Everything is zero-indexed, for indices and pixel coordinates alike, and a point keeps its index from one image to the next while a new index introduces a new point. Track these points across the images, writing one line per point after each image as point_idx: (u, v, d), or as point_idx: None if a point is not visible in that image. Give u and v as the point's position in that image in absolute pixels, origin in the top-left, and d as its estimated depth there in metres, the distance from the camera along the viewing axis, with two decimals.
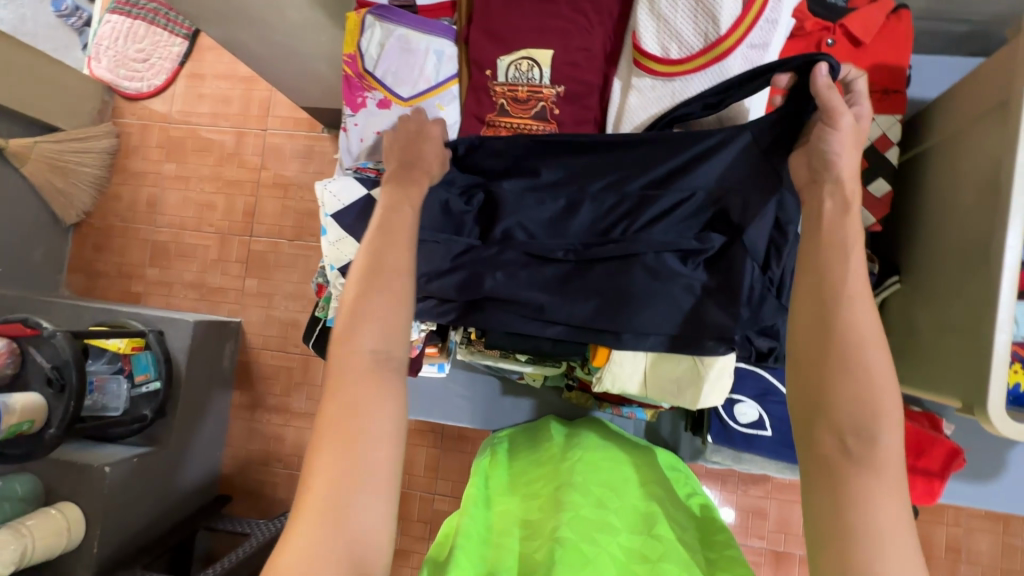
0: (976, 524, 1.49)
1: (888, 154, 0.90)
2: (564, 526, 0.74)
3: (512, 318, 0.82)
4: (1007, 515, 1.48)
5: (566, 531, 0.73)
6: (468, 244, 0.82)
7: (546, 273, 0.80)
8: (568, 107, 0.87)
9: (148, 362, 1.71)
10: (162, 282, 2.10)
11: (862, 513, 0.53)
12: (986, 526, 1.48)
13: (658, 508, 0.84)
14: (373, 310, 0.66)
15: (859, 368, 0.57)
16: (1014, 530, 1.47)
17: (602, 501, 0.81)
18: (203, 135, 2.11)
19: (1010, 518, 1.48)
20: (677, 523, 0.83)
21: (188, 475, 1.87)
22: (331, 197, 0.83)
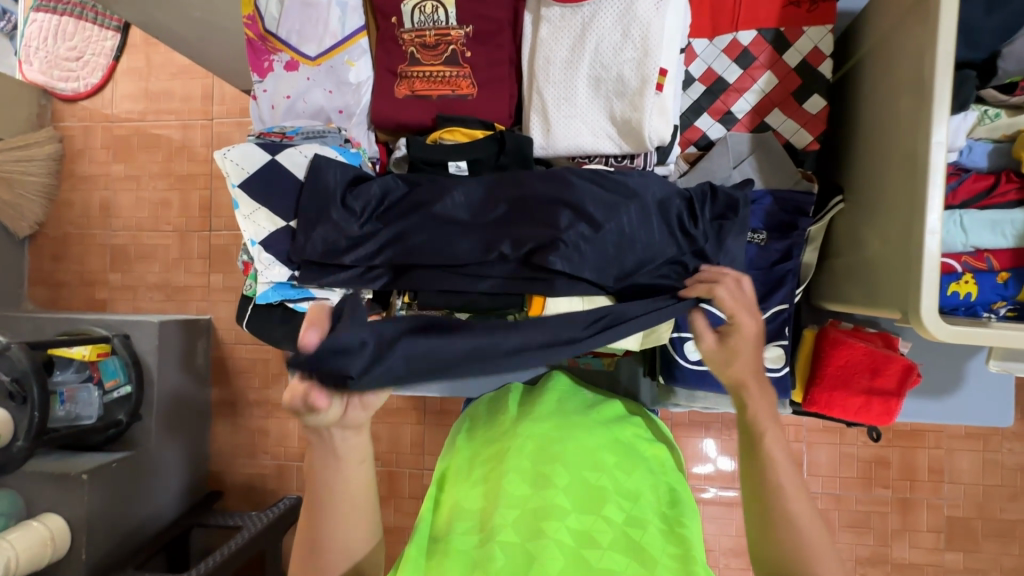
0: (958, 445, 1.49)
1: (821, 68, 0.86)
2: (511, 522, 0.66)
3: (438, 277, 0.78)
4: (987, 433, 1.48)
5: (511, 527, 0.65)
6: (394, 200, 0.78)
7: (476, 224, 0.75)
8: (481, 49, 0.83)
9: (116, 366, 1.68)
10: (126, 287, 2.06)
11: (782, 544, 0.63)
12: (968, 446, 1.48)
13: (612, 480, 0.73)
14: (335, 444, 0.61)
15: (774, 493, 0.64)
16: (995, 447, 1.47)
17: (550, 482, 0.71)
18: (149, 130, 2.03)
19: (991, 435, 1.48)
20: (630, 497, 0.73)
21: (175, 475, 1.86)
22: (234, 166, 0.80)
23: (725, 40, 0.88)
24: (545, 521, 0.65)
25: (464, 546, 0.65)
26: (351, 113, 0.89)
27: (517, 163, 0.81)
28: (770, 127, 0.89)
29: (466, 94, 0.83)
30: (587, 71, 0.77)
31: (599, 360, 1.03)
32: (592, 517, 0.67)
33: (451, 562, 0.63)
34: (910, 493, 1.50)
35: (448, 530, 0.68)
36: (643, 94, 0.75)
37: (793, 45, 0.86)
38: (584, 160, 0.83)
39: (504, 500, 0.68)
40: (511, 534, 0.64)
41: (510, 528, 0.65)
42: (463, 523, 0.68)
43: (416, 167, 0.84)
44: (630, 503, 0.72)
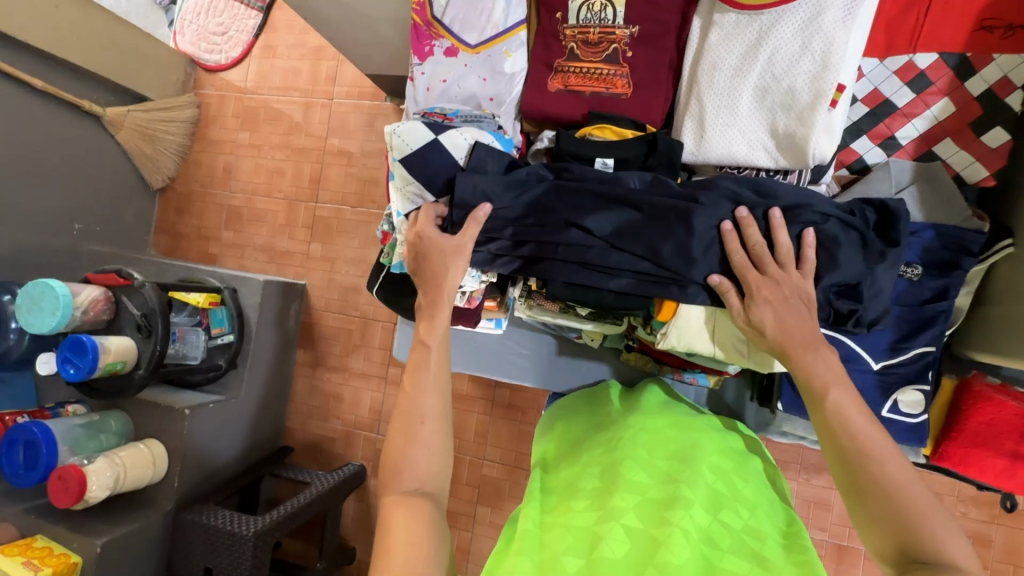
0: None
1: (1009, 99, 0.80)
2: (635, 507, 0.62)
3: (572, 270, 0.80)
4: None
5: (634, 512, 0.61)
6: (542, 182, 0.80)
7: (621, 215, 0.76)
8: (642, 49, 0.83)
9: (223, 316, 1.81)
10: (236, 245, 2.23)
11: (884, 495, 0.65)
12: None
13: (729, 486, 0.69)
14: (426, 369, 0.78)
15: (860, 455, 0.67)
16: None
17: (669, 475, 0.68)
18: (275, 105, 2.19)
19: None
20: (748, 505, 0.69)
21: (258, 423, 2.00)
22: (399, 141, 0.82)
23: (899, 61, 0.83)
24: (670, 508, 0.61)
25: (582, 523, 0.61)
26: (502, 101, 0.92)
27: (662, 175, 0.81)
28: (939, 158, 0.85)
29: (621, 93, 0.84)
30: (754, 81, 0.76)
31: (706, 376, 0.99)
32: (714, 514, 0.63)
33: (570, 536, 0.60)
34: None
35: (557, 514, 0.65)
36: (815, 108, 0.73)
37: (979, 72, 0.81)
38: (733, 171, 0.82)
39: (624, 482, 0.65)
40: (636, 518, 0.60)
41: (634, 512, 0.61)
42: (579, 504, 0.65)
43: (563, 159, 0.85)
44: (748, 511, 0.68)
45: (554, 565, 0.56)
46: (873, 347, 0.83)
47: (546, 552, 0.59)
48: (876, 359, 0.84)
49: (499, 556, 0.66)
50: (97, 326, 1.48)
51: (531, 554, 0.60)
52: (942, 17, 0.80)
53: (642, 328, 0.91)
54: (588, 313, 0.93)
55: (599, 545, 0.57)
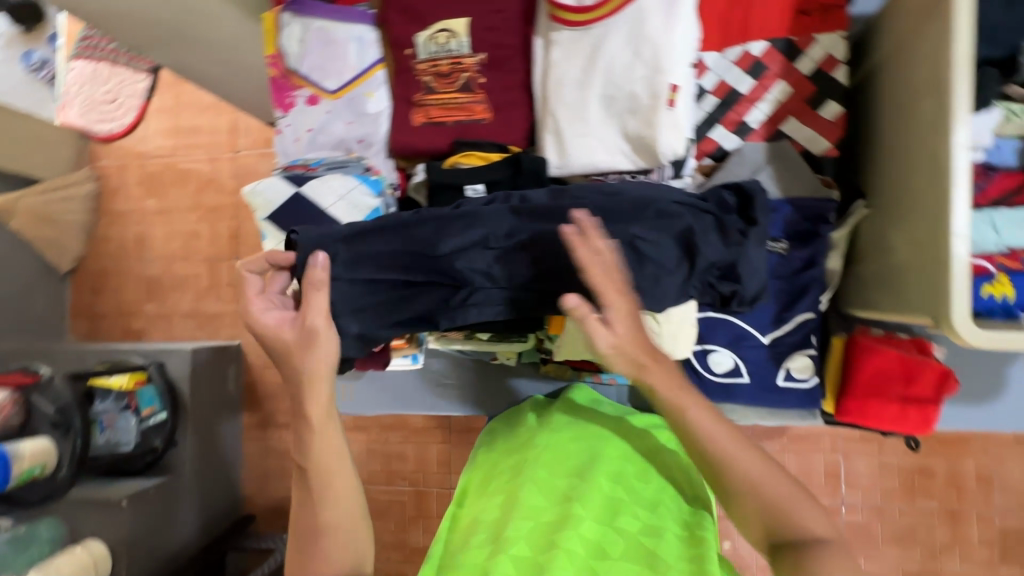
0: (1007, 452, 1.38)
1: (836, 74, 0.86)
2: (523, 536, 0.64)
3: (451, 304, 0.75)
4: None
5: (522, 541, 0.63)
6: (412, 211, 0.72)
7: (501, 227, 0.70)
8: (493, 74, 0.85)
9: (152, 394, 1.69)
10: (161, 315, 2.13)
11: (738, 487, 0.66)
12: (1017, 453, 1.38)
13: (628, 491, 0.71)
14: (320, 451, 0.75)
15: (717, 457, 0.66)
16: None
17: (566, 494, 0.70)
18: (179, 166, 2.12)
19: None
20: (649, 505, 0.71)
21: (212, 498, 1.91)
22: (262, 200, 0.82)
23: (735, 52, 0.89)
24: (558, 529, 0.63)
25: (473, 563, 0.63)
26: (371, 142, 0.92)
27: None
28: (786, 136, 0.89)
29: (481, 119, 0.85)
30: (598, 91, 0.79)
31: (624, 375, 1.01)
32: (606, 526, 0.65)
33: None
34: (958, 504, 1.39)
35: (459, 554, 0.67)
36: (655, 110, 0.76)
37: (805, 53, 0.87)
38: (600, 178, 0.84)
39: (519, 512, 0.67)
40: (526, 546, 0.62)
41: (521, 542, 0.63)
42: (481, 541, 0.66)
43: (435, 191, 0.86)
44: (648, 511, 0.70)
45: None
46: (759, 322, 0.87)
47: None
48: (765, 332, 0.88)
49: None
50: (7, 433, 1.31)
51: None
52: (765, 9, 0.87)
53: (548, 340, 0.92)
54: (491, 336, 0.93)
55: None
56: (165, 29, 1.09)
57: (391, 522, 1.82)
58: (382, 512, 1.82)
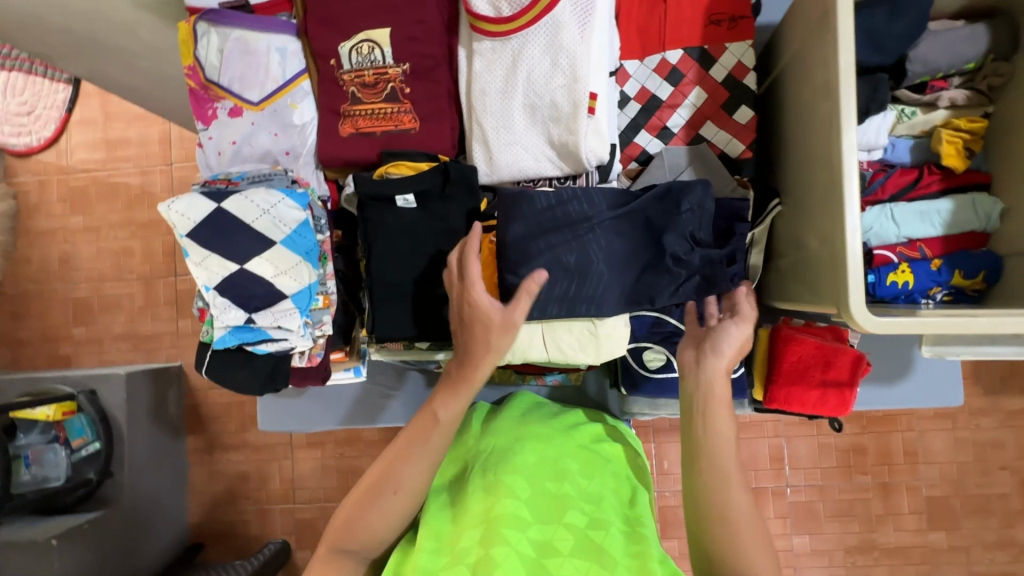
0: (929, 425, 1.49)
1: (747, 80, 0.91)
2: (475, 541, 0.64)
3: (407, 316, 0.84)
4: (956, 411, 1.48)
5: (476, 546, 0.64)
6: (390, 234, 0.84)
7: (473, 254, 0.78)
8: (418, 84, 0.85)
9: (83, 424, 1.63)
10: (92, 339, 2.01)
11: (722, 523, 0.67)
12: (937, 425, 1.48)
13: (571, 486, 0.73)
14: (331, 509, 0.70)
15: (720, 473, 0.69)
16: (965, 424, 1.47)
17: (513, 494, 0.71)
18: (107, 181, 2.00)
19: (959, 413, 1.48)
20: (593, 500, 0.73)
21: (150, 529, 1.80)
22: (179, 217, 0.78)
23: (654, 60, 0.93)
24: (505, 527, 0.64)
25: (428, 566, 0.62)
26: (298, 154, 0.90)
27: (455, 213, 0.84)
28: (705, 140, 0.93)
29: (409, 129, 0.85)
30: (521, 99, 0.80)
31: (566, 376, 1.03)
32: (553, 526, 0.67)
33: None
34: (889, 477, 1.49)
35: (449, 543, 0.66)
36: (577, 118, 0.78)
37: (718, 61, 0.91)
38: (529, 184, 0.86)
39: (472, 519, 0.68)
40: (477, 551, 0.63)
41: (475, 546, 0.63)
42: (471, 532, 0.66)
43: (365, 202, 0.85)
44: (593, 505, 0.71)
45: None
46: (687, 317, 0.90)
47: None
48: None
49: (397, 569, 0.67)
50: None
51: None
52: (678, 19, 0.92)
53: None
54: (429, 346, 0.92)
55: None
56: (75, 37, 1.01)
57: None
58: None
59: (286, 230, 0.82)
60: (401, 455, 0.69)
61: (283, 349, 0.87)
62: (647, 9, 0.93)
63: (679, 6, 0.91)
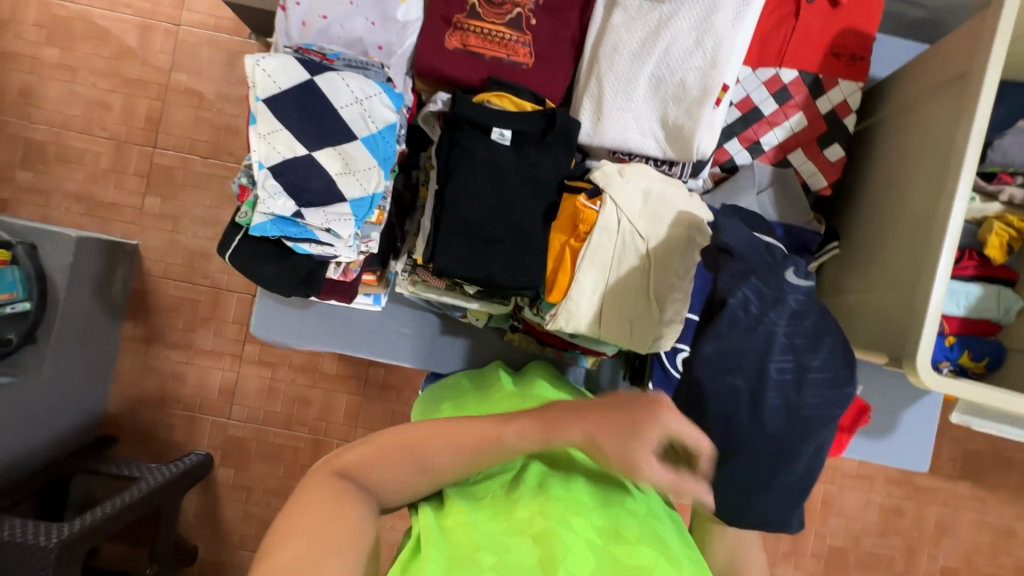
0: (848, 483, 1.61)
1: (846, 120, 0.92)
2: (539, 510, 0.63)
3: (466, 254, 0.80)
4: (874, 476, 1.61)
5: (540, 514, 0.62)
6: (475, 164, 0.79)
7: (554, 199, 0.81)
8: (546, 18, 0.80)
9: (15, 279, 1.38)
10: (36, 189, 1.75)
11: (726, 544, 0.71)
12: (855, 485, 1.61)
13: (622, 476, 0.73)
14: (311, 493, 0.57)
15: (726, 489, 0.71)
16: (877, 489, 1.61)
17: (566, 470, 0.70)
18: (96, 20, 1.71)
19: (877, 478, 1.61)
20: (641, 493, 0.73)
21: (62, 412, 1.60)
22: (264, 76, 0.70)
23: (767, 73, 0.92)
24: (570, 506, 0.63)
25: (489, 528, 0.61)
26: (392, 52, 0.82)
27: (548, 165, 0.80)
28: (791, 166, 0.94)
29: (522, 62, 0.80)
30: (651, 69, 0.77)
31: (585, 357, 1.02)
32: (616, 511, 0.66)
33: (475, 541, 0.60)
34: (802, 521, 1.60)
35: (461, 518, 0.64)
36: (702, 104, 0.76)
37: (826, 93, 0.92)
38: (625, 158, 0.83)
39: (530, 485, 0.67)
40: (542, 520, 0.61)
41: (539, 515, 0.62)
42: (487, 509, 0.65)
43: (457, 124, 0.79)
44: (645, 498, 0.71)
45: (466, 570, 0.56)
46: None
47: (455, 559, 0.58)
48: None
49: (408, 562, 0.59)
50: None
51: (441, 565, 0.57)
52: (804, 40, 0.91)
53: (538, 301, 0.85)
54: (475, 292, 0.89)
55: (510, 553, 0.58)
56: None
57: (282, 466, 1.76)
58: (272, 455, 1.77)
59: (371, 128, 0.74)
60: (441, 434, 0.61)
61: (325, 255, 0.81)
62: (774, 21, 0.92)
63: (810, 27, 0.90)
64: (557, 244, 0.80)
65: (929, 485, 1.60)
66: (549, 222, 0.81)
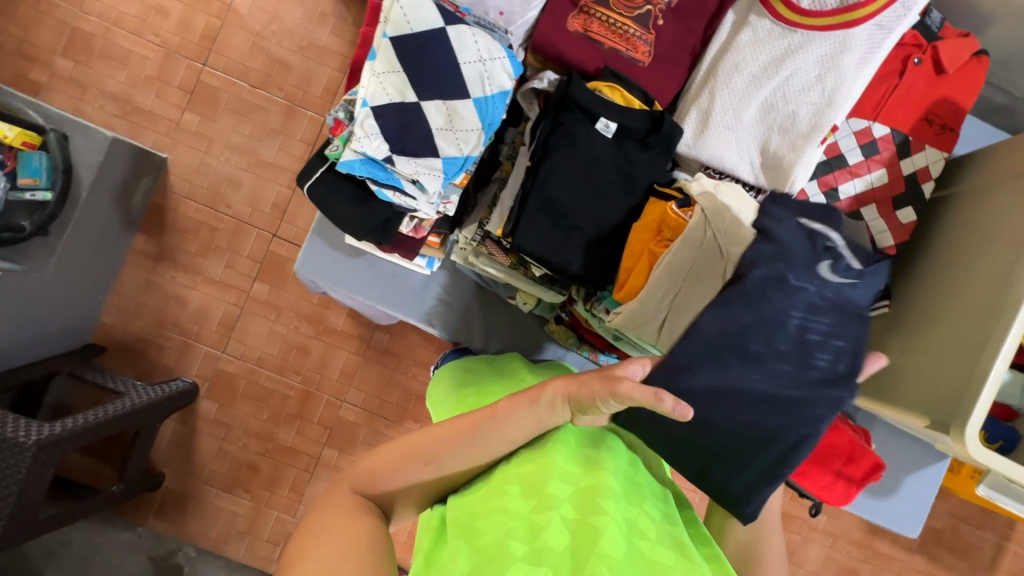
0: (815, 536, 1.64)
1: (925, 186, 0.94)
2: (566, 497, 0.57)
3: (540, 235, 0.79)
4: (841, 534, 1.65)
5: (569, 502, 0.57)
6: (573, 150, 0.78)
7: (639, 202, 0.81)
8: (673, 22, 0.80)
9: (40, 166, 1.32)
10: (74, 81, 1.62)
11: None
12: (821, 539, 1.64)
13: (645, 479, 0.67)
14: (334, 499, 0.61)
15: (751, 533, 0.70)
16: (840, 546, 1.64)
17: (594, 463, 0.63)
18: None
19: (843, 537, 1.64)
20: (661, 494, 0.67)
21: (56, 313, 1.51)
22: (399, 15, 0.69)
23: (860, 124, 0.94)
24: (602, 495, 0.57)
25: (519, 509, 0.57)
26: (512, 20, 0.81)
27: (644, 166, 0.80)
28: (863, 219, 0.95)
29: (640, 60, 0.80)
30: (766, 95, 0.78)
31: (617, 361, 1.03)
32: (638, 509, 0.60)
33: (506, 523, 0.55)
34: None
35: (492, 496, 0.60)
36: (808, 140, 0.77)
37: (912, 156, 0.94)
38: (715, 175, 0.83)
39: (558, 471, 0.60)
40: (572, 509, 0.56)
41: (569, 503, 0.57)
42: (513, 487, 0.60)
43: (566, 106, 0.79)
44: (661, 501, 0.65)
45: (496, 557, 0.52)
46: None
47: (482, 542, 0.54)
48: None
49: (431, 553, 0.58)
50: None
51: (466, 554, 0.54)
52: (903, 99, 0.93)
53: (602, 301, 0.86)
54: (539, 276, 0.89)
55: (539, 535, 0.53)
56: None
57: (265, 411, 1.69)
58: (259, 398, 1.69)
59: (486, 91, 0.73)
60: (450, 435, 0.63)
61: (405, 207, 0.79)
62: (879, 75, 0.93)
63: (911, 88, 0.92)
64: (637, 245, 0.78)
65: (888, 551, 1.64)
66: (630, 222, 0.81)
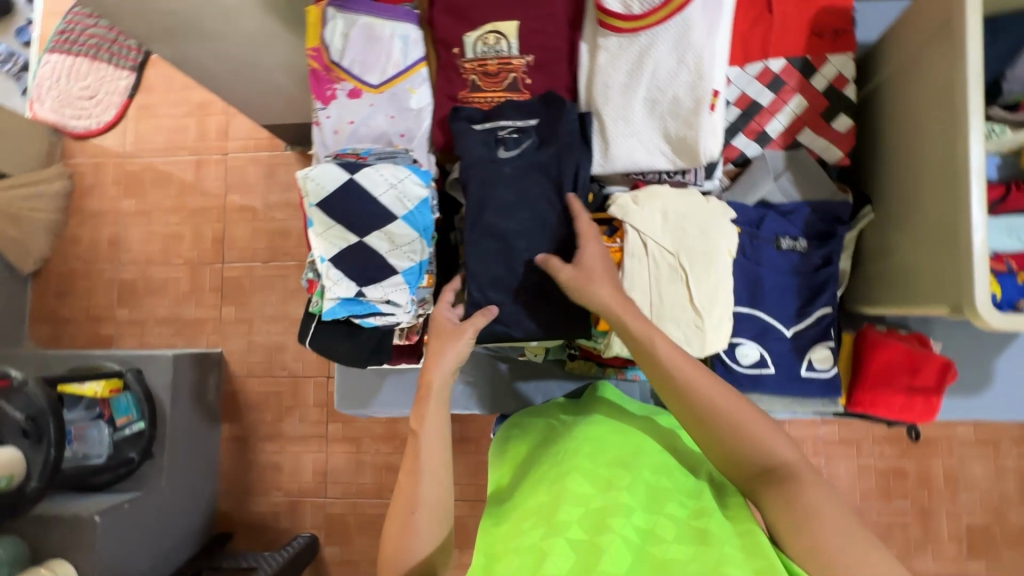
0: (968, 453, 1.48)
1: (847, 91, 0.94)
2: (579, 521, 0.61)
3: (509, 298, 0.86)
4: (997, 440, 1.47)
5: (578, 523, 0.61)
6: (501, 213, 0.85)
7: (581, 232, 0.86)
8: (539, 75, 0.90)
9: (128, 402, 1.53)
10: (135, 322, 1.90)
11: None
12: (978, 453, 1.47)
13: (671, 480, 0.69)
14: None
15: None
16: (1006, 454, 1.46)
17: (608, 482, 0.67)
18: (159, 167, 1.90)
19: (1001, 442, 1.47)
20: (692, 494, 0.68)
21: (182, 518, 1.70)
22: (314, 185, 0.82)
23: (756, 68, 0.96)
24: (609, 513, 0.61)
25: (529, 541, 0.61)
26: (412, 136, 0.93)
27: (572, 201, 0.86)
28: (804, 145, 0.97)
29: None
30: (642, 95, 0.84)
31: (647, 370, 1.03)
32: (656, 515, 0.63)
33: (518, 560, 0.59)
34: (928, 503, 1.47)
35: (511, 539, 0.64)
36: (698, 114, 0.82)
37: (820, 71, 0.95)
38: (639, 177, 0.89)
39: (571, 498, 0.64)
40: (580, 530, 0.60)
41: (578, 525, 0.61)
42: (532, 528, 0.63)
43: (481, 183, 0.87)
44: (692, 499, 0.67)
45: None
46: (783, 316, 0.93)
47: None
48: (787, 326, 0.94)
49: None
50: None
51: None
52: (784, 29, 0.95)
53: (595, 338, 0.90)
54: None
55: (543, 562, 0.57)
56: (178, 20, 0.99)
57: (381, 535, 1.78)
58: (371, 525, 1.79)
59: (408, 206, 0.84)
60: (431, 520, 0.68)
61: (389, 324, 0.89)
62: (751, 20, 0.97)
63: (786, 17, 0.95)
64: None
65: None
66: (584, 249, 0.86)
